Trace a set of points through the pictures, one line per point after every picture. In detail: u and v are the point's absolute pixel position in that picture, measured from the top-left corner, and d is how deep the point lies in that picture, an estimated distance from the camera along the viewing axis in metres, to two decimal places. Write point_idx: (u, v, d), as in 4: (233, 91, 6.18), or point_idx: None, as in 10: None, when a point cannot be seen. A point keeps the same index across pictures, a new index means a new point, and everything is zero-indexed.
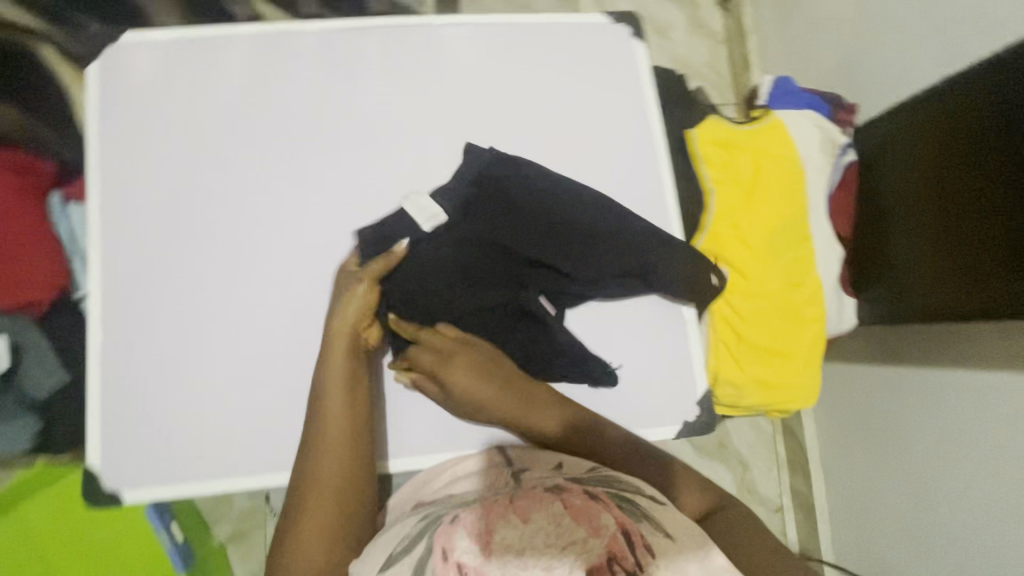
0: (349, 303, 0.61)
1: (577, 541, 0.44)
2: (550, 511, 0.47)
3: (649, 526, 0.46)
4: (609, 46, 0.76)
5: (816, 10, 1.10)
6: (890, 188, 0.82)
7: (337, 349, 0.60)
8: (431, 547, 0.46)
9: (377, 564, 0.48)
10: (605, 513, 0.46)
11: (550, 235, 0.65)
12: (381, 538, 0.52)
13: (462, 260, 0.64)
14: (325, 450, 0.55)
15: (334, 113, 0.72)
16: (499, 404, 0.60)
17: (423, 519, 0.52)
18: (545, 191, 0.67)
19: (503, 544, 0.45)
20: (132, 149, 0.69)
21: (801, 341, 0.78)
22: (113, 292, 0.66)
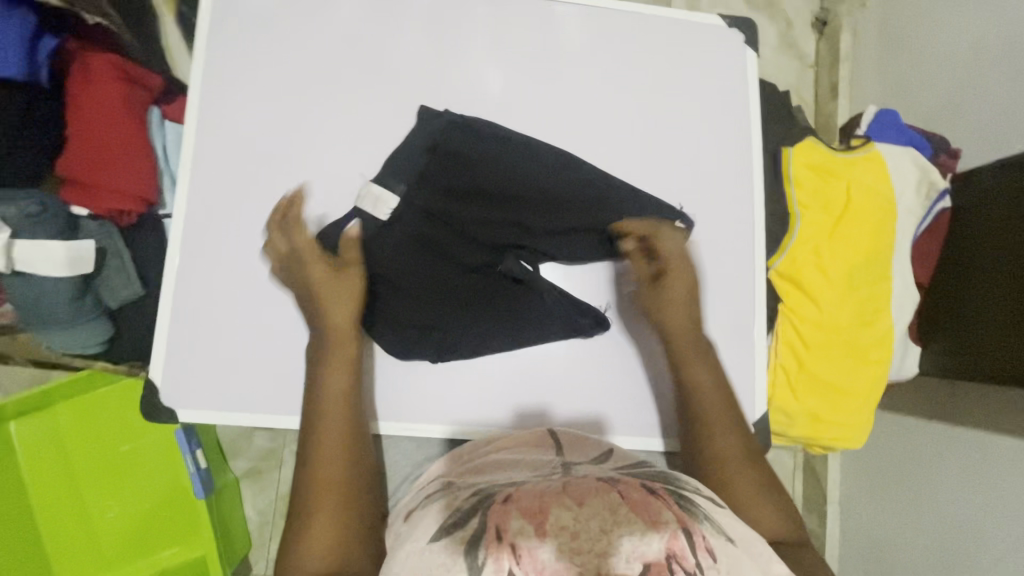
0: (332, 301, 0.62)
1: (636, 532, 0.39)
2: (608, 500, 0.41)
3: (712, 528, 0.42)
4: (719, 49, 0.76)
5: (921, 49, 1.07)
6: (972, 244, 0.79)
7: (341, 352, 0.61)
8: (484, 522, 0.41)
9: (428, 535, 0.44)
10: (666, 509, 0.41)
11: (521, 195, 0.67)
12: (433, 505, 0.48)
13: (426, 218, 0.66)
14: (324, 454, 0.56)
15: (438, 75, 0.72)
16: (677, 340, 0.67)
17: (473, 495, 0.46)
18: (492, 151, 0.67)
19: (557, 526, 0.39)
20: (236, 76, 0.69)
21: (862, 380, 0.76)
22: (196, 214, 0.67)
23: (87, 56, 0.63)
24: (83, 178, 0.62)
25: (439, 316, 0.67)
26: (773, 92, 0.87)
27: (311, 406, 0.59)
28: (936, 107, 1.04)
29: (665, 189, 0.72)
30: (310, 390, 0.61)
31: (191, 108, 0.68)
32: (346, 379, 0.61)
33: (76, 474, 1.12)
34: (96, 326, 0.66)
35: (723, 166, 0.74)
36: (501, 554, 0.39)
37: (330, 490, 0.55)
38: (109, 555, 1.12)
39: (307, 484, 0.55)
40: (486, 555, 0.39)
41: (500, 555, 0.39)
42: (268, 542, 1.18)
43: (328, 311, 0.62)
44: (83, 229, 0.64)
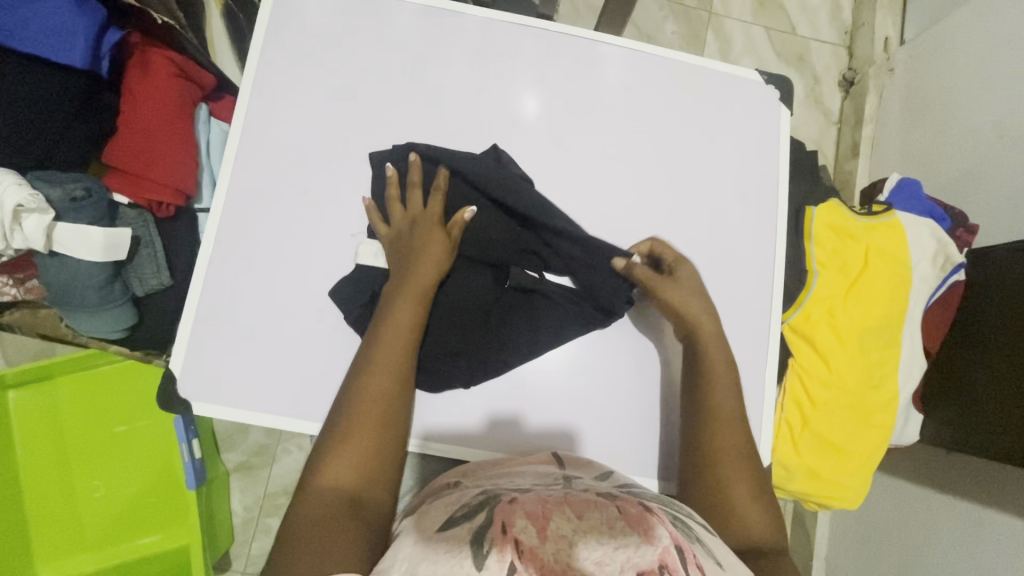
0: (421, 250, 0.65)
1: (631, 544, 0.38)
2: (606, 514, 0.41)
3: (703, 551, 0.42)
4: (754, 104, 0.78)
5: (943, 120, 1.11)
6: (989, 318, 0.79)
7: (406, 306, 0.62)
8: (491, 517, 0.41)
9: (436, 524, 0.44)
10: (660, 525, 0.40)
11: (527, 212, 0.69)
12: (439, 501, 0.49)
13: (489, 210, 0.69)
14: (370, 384, 0.58)
15: (481, 100, 0.74)
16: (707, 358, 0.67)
17: (481, 494, 0.47)
18: (494, 171, 0.69)
19: (557, 533, 0.38)
20: (286, 82, 0.72)
21: (865, 441, 0.77)
22: (232, 209, 0.68)
23: (148, 52, 0.67)
24: (123, 167, 0.64)
25: (457, 340, 0.67)
26: (800, 150, 0.89)
27: (377, 330, 0.61)
28: (953, 178, 1.07)
29: (691, 234, 0.74)
30: (383, 312, 0.62)
31: (239, 110, 0.70)
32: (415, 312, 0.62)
33: (67, 449, 1.11)
34: (122, 313, 0.67)
35: (748, 218, 0.75)
36: (506, 546, 0.38)
37: (369, 419, 0.56)
38: (93, 537, 1.10)
39: (350, 408, 0.57)
40: (491, 545, 0.38)
41: (503, 546, 0.37)
42: (250, 540, 1.17)
43: (417, 260, 0.65)
44: (123, 216, 0.66)
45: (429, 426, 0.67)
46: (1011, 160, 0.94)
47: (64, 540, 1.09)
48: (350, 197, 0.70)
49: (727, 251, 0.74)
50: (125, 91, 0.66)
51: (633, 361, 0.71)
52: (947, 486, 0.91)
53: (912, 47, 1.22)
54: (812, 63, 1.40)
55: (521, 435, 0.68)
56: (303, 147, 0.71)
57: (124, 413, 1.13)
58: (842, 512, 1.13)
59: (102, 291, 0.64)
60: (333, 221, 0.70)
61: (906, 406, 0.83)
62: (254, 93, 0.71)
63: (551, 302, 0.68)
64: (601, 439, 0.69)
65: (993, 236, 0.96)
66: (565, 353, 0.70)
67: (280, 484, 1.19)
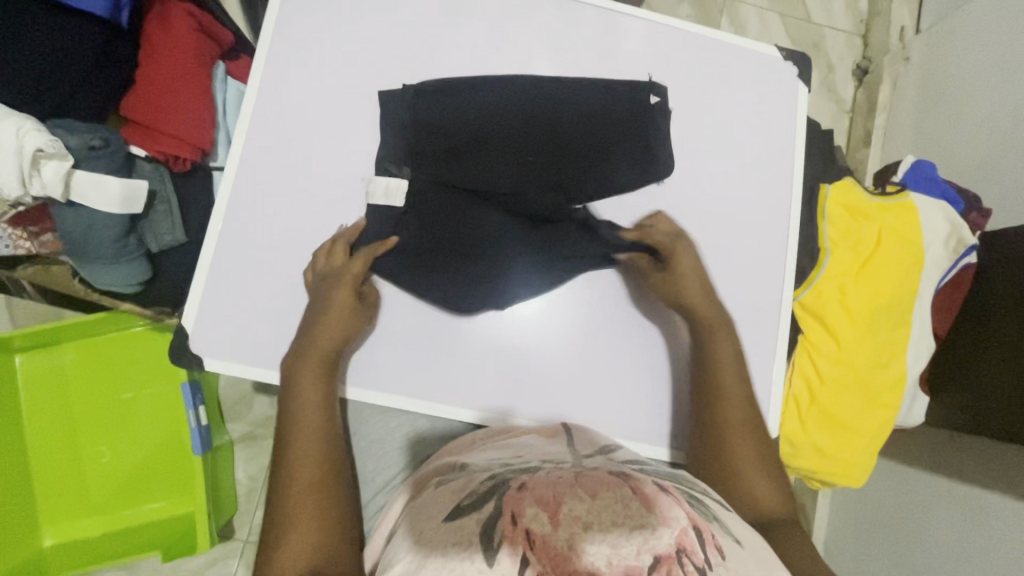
0: (333, 292, 0.64)
1: (648, 526, 0.38)
2: (620, 492, 0.40)
3: (721, 530, 0.43)
4: (772, 79, 0.78)
5: (958, 107, 1.10)
6: (1002, 302, 0.79)
7: (317, 367, 0.63)
8: (500, 507, 0.40)
9: (443, 513, 0.43)
10: (677, 507, 0.40)
11: (536, 140, 0.72)
12: (446, 486, 0.48)
13: (490, 140, 0.71)
14: (299, 454, 0.59)
15: (498, 66, 0.74)
16: (716, 331, 0.68)
17: (491, 479, 0.46)
18: (496, 109, 0.72)
19: (570, 516, 0.38)
20: (304, 42, 0.71)
21: (871, 420, 0.78)
22: (247, 168, 0.68)
23: (168, 4, 0.66)
24: (143, 120, 0.65)
25: (468, 273, 0.70)
26: (816, 130, 0.89)
27: (291, 412, 0.61)
28: (968, 165, 1.06)
29: (707, 208, 0.74)
30: (288, 397, 0.62)
31: (257, 67, 0.70)
32: (325, 377, 0.63)
33: (73, 413, 1.11)
34: (137, 267, 0.67)
35: (762, 193, 0.75)
36: (517, 539, 0.38)
37: (311, 490, 0.57)
38: (98, 502, 1.11)
39: (290, 481, 0.57)
40: (502, 539, 0.38)
41: (515, 541, 0.38)
42: (254, 509, 1.18)
43: (329, 315, 0.64)
44: (139, 169, 0.66)
45: (442, 389, 0.67)
46: None
47: (69, 505, 1.10)
48: (367, 159, 0.70)
49: (742, 225, 0.74)
50: (147, 44, 0.66)
51: (644, 329, 0.71)
52: (950, 469, 0.92)
53: (929, 34, 1.21)
54: (826, 51, 1.39)
55: (535, 401, 0.68)
56: (321, 107, 0.70)
57: (130, 380, 1.13)
58: (842, 494, 1.14)
59: (118, 244, 0.64)
60: (348, 183, 0.70)
61: (914, 388, 0.83)
62: (272, 51, 0.71)
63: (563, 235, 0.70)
64: (608, 407, 0.69)
65: (1005, 222, 0.95)
66: (567, 303, 0.70)
67: None
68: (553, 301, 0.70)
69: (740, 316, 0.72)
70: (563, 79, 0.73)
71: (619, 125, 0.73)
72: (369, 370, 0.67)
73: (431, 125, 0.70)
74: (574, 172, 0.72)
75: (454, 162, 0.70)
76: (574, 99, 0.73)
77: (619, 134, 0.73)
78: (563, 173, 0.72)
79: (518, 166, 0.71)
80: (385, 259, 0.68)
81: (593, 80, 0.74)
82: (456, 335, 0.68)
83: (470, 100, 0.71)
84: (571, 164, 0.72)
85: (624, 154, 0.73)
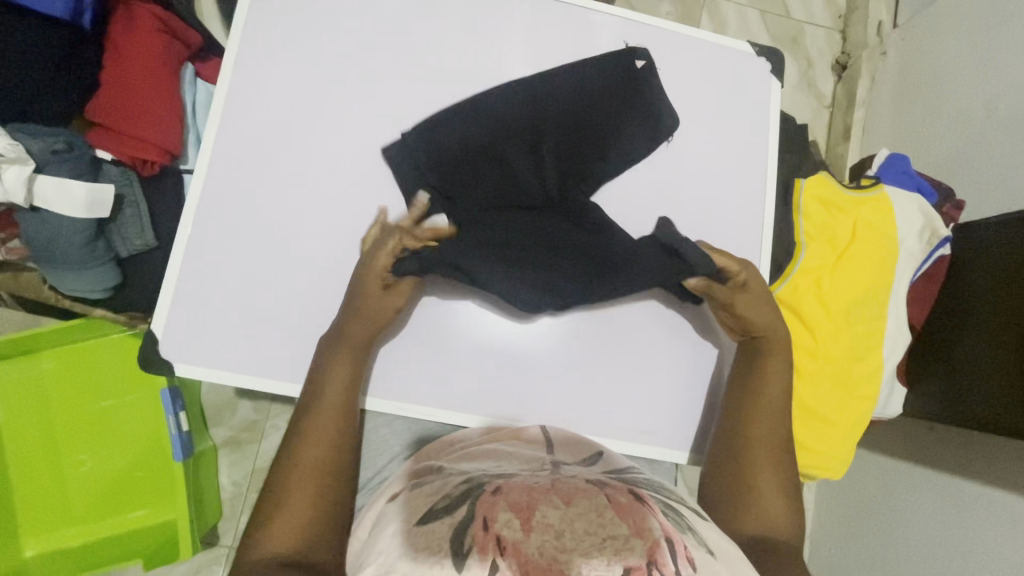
0: (369, 279, 0.63)
1: (620, 536, 0.38)
2: (595, 501, 0.40)
3: (695, 540, 0.42)
4: (745, 75, 0.78)
5: (934, 102, 1.11)
6: (975, 294, 0.80)
7: (347, 350, 0.62)
8: (473, 511, 0.40)
9: (416, 517, 0.43)
10: (652, 517, 0.41)
11: (550, 137, 0.70)
12: (423, 488, 0.47)
13: (504, 138, 0.69)
14: (315, 430, 0.57)
15: (471, 65, 0.74)
16: None
17: (465, 482, 0.46)
18: (509, 109, 0.70)
19: (543, 523, 0.38)
20: (274, 43, 0.71)
21: (849, 412, 0.78)
22: (217, 172, 0.68)
23: (133, 5, 0.66)
24: (110, 123, 0.64)
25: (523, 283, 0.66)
26: (791, 126, 0.89)
27: (317, 387, 0.60)
28: (943, 158, 1.07)
29: (682, 204, 0.74)
30: (319, 374, 0.61)
31: (226, 69, 0.69)
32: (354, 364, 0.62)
33: (53, 422, 1.10)
34: (106, 272, 0.66)
35: (737, 189, 0.76)
36: (488, 545, 0.37)
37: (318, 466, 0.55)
38: (80, 510, 1.10)
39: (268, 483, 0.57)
40: (473, 544, 0.38)
41: (485, 546, 0.37)
42: (238, 515, 1.17)
43: (368, 302, 0.63)
44: (105, 172, 0.65)
45: (420, 389, 0.68)
46: (999, 139, 0.95)
47: (51, 514, 1.08)
48: (340, 160, 0.70)
49: (718, 222, 0.74)
50: (112, 46, 0.65)
51: (621, 326, 0.72)
52: (927, 460, 0.93)
53: (905, 29, 1.22)
54: (805, 47, 1.40)
55: (512, 400, 0.69)
56: (293, 109, 0.70)
57: (111, 387, 1.12)
58: (827, 486, 1.14)
59: (85, 250, 0.63)
60: (321, 185, 0.69)
61: (891, 381, 0.84)
62: (240, 53, 0.70)
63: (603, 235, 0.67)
64: (585, 404, 0.70)
65: (979, 215, 0.97)
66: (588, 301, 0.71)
67: (269, 459, 1.19)
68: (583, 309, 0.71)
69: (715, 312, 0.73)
70: (550, 78, 0.72)
71: (628, 101, 0.72)
72: None
73: (436, 148, 0.68)
74: (589, 153, 0.71)
75: (470, 181, 0.68)
76: (571, 99, 0.71)
77: (620, 121, 0.72)
78: (578, 157, 0.70)
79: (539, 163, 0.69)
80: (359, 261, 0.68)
81: (600, 65, 0.73)
82: (438, 332, 0.69)
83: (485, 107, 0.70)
84: (589, 146, 0.71)
85: (634, 126, 0.72)
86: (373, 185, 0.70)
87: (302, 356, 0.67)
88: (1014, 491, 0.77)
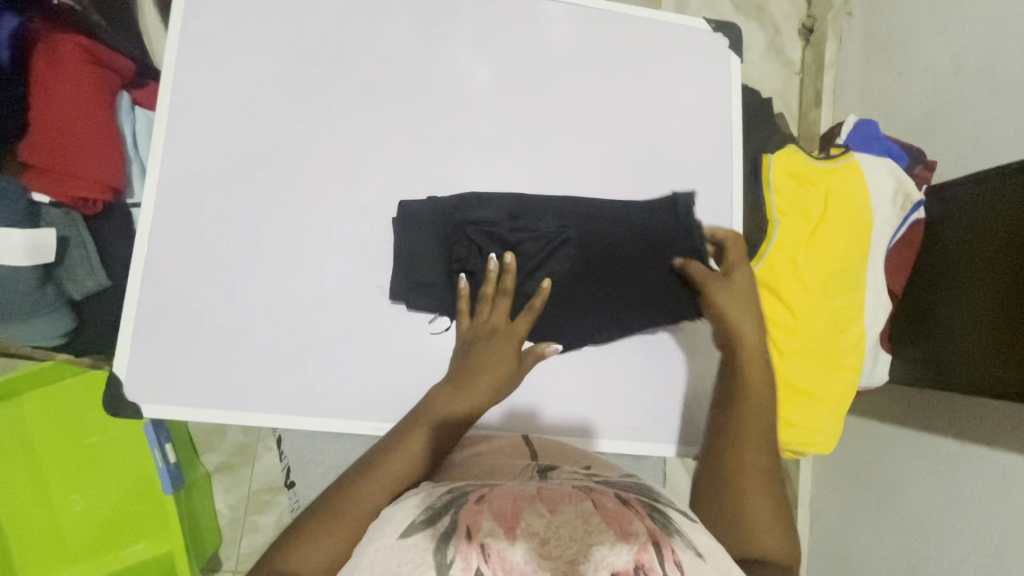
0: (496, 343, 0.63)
1: (606, 541, 0.37)
2: (581, 507, 0.39)
3: (682, 543, 0.39)
4: (702, 53, 0.76)
5: (903, 59, 1.09)
6: (950, 255, 0.79)
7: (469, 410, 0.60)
8: (455, 521, 0.39)
9: (399, 530, 0.40)
10: (637, 520, 0.39)
11: (578, 244, 0.67)
12: (407, 500, 0.45)
13: (534, 224, 0.67)
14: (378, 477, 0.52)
15: (419, 68, 0.71)
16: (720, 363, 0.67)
17: (449, 493, 0.44)
18: (544, 214, 0.68)
19: (527, 531, 0.37)
20: (211, 64, 0.68)
21: (835, 386, 0.78)
22: (164, 203, 0.65)
23: (58, 39, 0.63)
24: (44, 165, 0.62)
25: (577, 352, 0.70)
26: (756, 100, 0.87)
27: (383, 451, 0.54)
28: (913, 118, 1.06)
29: (649, 194, 0.72)
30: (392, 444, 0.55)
31: (165, 94, 0.67)
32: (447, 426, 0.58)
33: (38, 463, 1.08)
34: (60, 317, 0.66)
35: (703, 171, 0.74)
36: (471, 552, 0.36)
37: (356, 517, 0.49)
38: (76, 550, 1.09)
39: None
40: (456, 553, 0.36)
41: (469, 552, 0.36)
42: (239, 539, 1.16)
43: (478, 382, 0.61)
44: (46, 216, 0.65)
45: (398, 407, 0.67)
46: (967, 95, 0.94)
47: (47, 558, 1.07)
48: (293, 180, 0.68)
49: None
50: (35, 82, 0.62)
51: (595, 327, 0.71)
52: (918, 424, 0.93)
53: None
54: (770, 13, 1.36)
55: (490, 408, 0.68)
56: (240, 131, 0.67)
57: (95, 424, 1.10)
58: (821, 457, 1.15)
59: (34, 295, 0.64)
60: (279, 206, 0.67)
61: (874, 349, 0.83)
62: (179, 76, 0.67)
63: (618, 290, 0.68)
64: (567, 406, 0.69)
65: (953, 173, 0.96)
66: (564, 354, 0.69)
67: (264, 480, 1.18)
68: (559, 361, 0.70)
69: None
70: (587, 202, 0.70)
71: (662, 219, 0.69)
72: (318, 397, 0.65)
73: (465, 220, 0.66)
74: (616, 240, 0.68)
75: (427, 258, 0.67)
76: (616, 217, 0.69)
77: (660, 239, 0.68)
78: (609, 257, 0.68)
79: (567, 249, 0.67)
80: (323, 283, 0.67)
81: (556, 168, 0.71)
82: (413, 348, 0.68)
83: (517, 205, 0.69)
84: (623, 253, 0.68)
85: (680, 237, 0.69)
86: (330, 203, 0.68)
87: (272, 386, 0.65)
88: (999, 448, 0.78)
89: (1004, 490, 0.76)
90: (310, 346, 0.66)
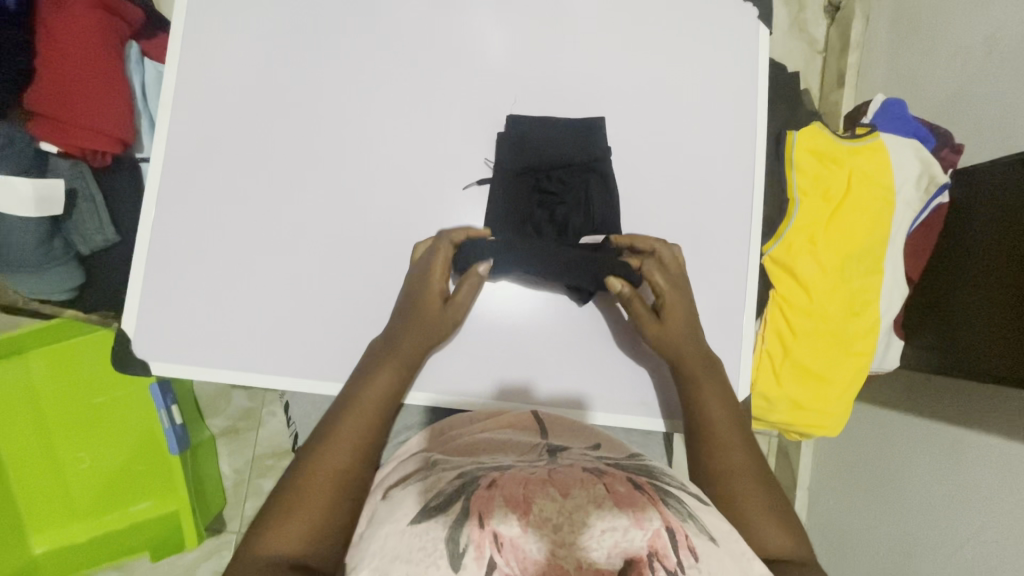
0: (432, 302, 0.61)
1: (620, 527, 0.36)
2: (593, 491, 0.38)
3: (695, 528, 0.39)
4: (728, 22, 0.73)
5: (933, 40, 1.05)
6: (971, 241, 0.78)
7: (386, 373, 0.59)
8: (467, 507, 0.38)
9: (408, 515, 0.40)
10: (652, 504, 0.39)
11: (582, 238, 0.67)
12: (414, 484, 0.44)
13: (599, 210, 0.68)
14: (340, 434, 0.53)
15: (435, 29, 0.69)
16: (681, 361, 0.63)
17: (459, 477, 0.43)
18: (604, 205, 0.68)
19: (540, 517, 0.36)
20: (221, 18, 0.66)
21: (845, 370, 0.77)
22: (173, 160, 0.64)
23: None
24: (52, 114, 0.62)
25: (571, 329, 0.68)
26: (782, 75, 0.85)
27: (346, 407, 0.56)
28: (941, 100, 1.03)
29: (668, 168, 0.71)
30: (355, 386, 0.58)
31: (175, 47, 0.65)
32: (396, 379, 0.58)
33: (45, 421, 1.09)
34: (69, 272, 0.67)
35: (724, 145, 0.72)
36: (484, 541, 0.36)
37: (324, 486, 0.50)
38: (84, 507, 1.11)
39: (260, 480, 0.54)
40: (469, 543, 0.36)
41: (482, 541, 0.36)
42: (243, 501, 1.17)
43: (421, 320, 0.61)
44: (55, 167, 0.65)
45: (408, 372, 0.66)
46: (1000, 77, 0.91)
47: (56, 513, 1.10)
48: (303, 141, 0.66)
49: (706, 182, 0.71)
50: (39, 25, 0.62)
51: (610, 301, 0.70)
52: (928, 410, 0.93)
53: None
54: None
55: (500, 379, 0.67)
56: (249, 88, 0.66)
57: (100, 385, 1.10)
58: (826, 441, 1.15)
59: (43, 248, 0.63)
60: (287, 167, 0.66)
61: (888, 333, 0.82)
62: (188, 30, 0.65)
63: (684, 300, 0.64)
64: (577, 379, 0.69)
65: (980, 157, 0.93)
66: (576, 327, 0.68)
67: (269, 445, 1.19)
68: (571, 334, 0.68)
69: (707, 277, 0.70)
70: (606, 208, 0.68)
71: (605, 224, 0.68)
72: (326, 361, 0.65)
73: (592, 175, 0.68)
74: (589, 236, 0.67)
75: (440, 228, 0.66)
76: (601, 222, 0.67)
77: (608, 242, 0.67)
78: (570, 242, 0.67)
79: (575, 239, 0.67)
80: (332, 247, 0.65)
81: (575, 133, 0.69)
82: None
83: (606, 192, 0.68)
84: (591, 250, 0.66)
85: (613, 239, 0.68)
86: (341, 165, 0.66)
87: (280, 348, 0.64)
88: (1000, 435, 0.78)
89: (1001, 475, 0.77)
90: (317, 309, 0.65)
